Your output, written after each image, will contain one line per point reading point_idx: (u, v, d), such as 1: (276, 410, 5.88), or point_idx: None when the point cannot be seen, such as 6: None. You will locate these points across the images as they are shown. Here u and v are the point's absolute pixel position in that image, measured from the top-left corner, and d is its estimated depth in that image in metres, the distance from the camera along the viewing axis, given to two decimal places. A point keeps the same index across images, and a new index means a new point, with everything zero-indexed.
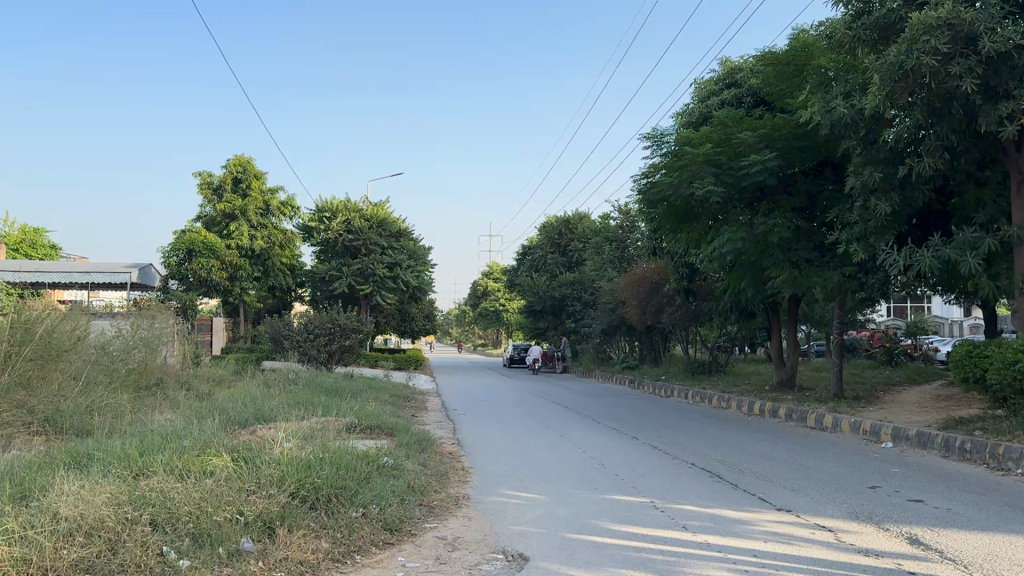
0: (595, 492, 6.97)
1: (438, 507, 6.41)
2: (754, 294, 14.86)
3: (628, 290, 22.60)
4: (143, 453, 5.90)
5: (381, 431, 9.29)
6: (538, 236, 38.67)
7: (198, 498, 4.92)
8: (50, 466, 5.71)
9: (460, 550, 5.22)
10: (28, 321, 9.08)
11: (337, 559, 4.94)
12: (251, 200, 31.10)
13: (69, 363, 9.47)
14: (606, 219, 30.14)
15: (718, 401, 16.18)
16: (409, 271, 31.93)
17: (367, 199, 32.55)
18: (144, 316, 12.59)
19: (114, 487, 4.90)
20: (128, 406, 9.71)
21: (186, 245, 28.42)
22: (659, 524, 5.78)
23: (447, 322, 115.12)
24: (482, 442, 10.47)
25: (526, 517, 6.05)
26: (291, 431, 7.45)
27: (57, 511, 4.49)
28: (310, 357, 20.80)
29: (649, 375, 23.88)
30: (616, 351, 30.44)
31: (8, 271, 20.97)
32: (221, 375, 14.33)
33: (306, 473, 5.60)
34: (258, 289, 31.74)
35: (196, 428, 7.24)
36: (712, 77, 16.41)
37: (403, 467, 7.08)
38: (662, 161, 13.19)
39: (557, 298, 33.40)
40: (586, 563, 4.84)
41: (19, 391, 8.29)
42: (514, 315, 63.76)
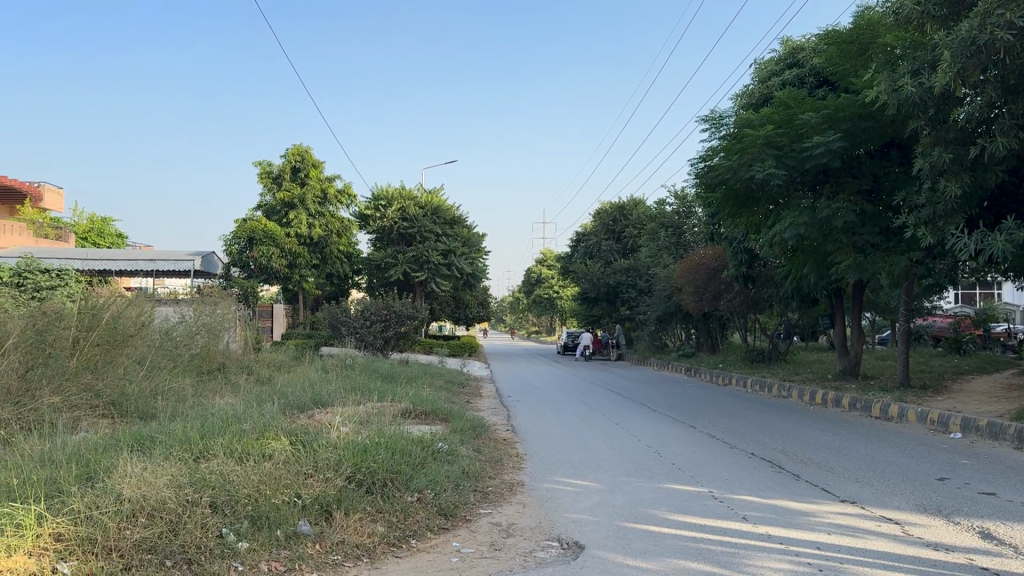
0: (651, 481, 6.87)
1: (492, 494, 6.41)
2: (817, 280, 14.47)
3: (684, 276, 22.29)
4: (204, 436, 6.02)
5: (435, 416, 9.34)
6: (593, 222, 38.40)
7: (257, 481, 4.99)
8: (115, 448, 5.85)
9: (515, 537, 5.19)
10: (94, 307, 9.37)
11: (393, 544, 4.96)
12: (310, 188, 31.65)
13: (134, 348, 9.73)
14: (661, 204, 29.74)
15: (777, 390, 15.87)
16: (464, 258, 32.00)
17: (422, 187, 32.76)
18: (206, 302, 12.85)
19: (175, 470, 4.99)
20: (190, 390, 9.93)
21: (248, 233, 28.81)
22: (718, 515, 5.66)
23: (502, 308, 115.31)
24: (537, 428, 10.45)
25: (581, 506, 6.00)
26: (348, 416, 7.51)
27: (121, 492, 4.60)
28: (367, 343, 21.07)
29: (705, 363, 23.52)
30: (672, 339, 30.13)
31: (78, 260, 21.70)
32: (280, 360, 14.59)
33: (363, 457, 5.63)
34: (316, 276, 32.26)
35: (256, 412, 7.37)
36: (773, 58, 16.03)
37: (457, 452, 7.09)
38: (720, 145, 12.95)
39: (612, 285, 33.13)
40: (642, 553, 4.76)
41: (86, 375, 8.52)
42: (569, 302, 63.53)
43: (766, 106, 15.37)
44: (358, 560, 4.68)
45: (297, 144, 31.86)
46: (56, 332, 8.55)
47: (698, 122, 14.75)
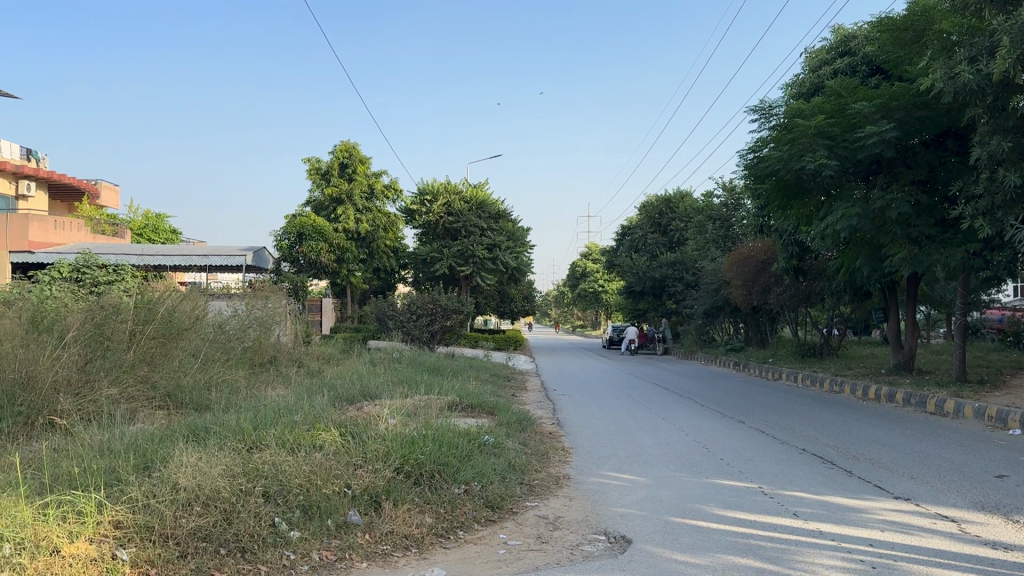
0: (699, 476, 6.82)
1: (539, 487, 6.42)
2: (871, 272, 14.19)
3: (733, 270, 22.01)
4: (257, 427, 6.14)
5: (481, 410, 9.38)
6: (638, 215, 38.14)
7: (308, 471, 5.06)
8: (171, 439, 6.00)
9: (561, 530, 5.20)
10: (150, 302, 9.63)
11: (441, 535, 5.01)
12: (357, 184, 32.04)
13: (189, 341, 9.96)
14: (709, 196, 29.41)
15: (829, 385, 15.61)
16: (509, 253, 32.02)
17: (467, 181, 32.91)
18: (258, 296, 13.08)
19: (229, 460, 5.10)
20: (243, 382, 10.12)
21: (297, 229, 29.06)
22: (768, 510, 5.61)
23: (546, 302, 115.19)
24: (584, 423, 10.43)
25: (627, 500, 5.98)
26: (396, 408, 7.59)
27: (177, 481, 4.71)
28: (413, 336, 21.26)
29: (754, 358, 23.21)
30: (720, 333, 29.85)
31: (135, 255, 22.28)
32: (330, 353, 14.79)
33: (411, 449, 5.68)
34: (363, 271, 32.60)
35: (307, 404, 7.48)
36: (823, 47, 15.73)
37: (503, 445, 7.12)
38: (770, 135, 12.77)
39: (658, 279, 32.90)
40: (690, 548, 4.74)
41: (143, 367, 8.73)
42: (613, 296, 63.22)
43: (817, 96, 15.12)
44: (407, 551, 4.74)
45: (344, 141, 32.27)
46: (113, 326, 8.81)
47: (746, 112, 14.56)
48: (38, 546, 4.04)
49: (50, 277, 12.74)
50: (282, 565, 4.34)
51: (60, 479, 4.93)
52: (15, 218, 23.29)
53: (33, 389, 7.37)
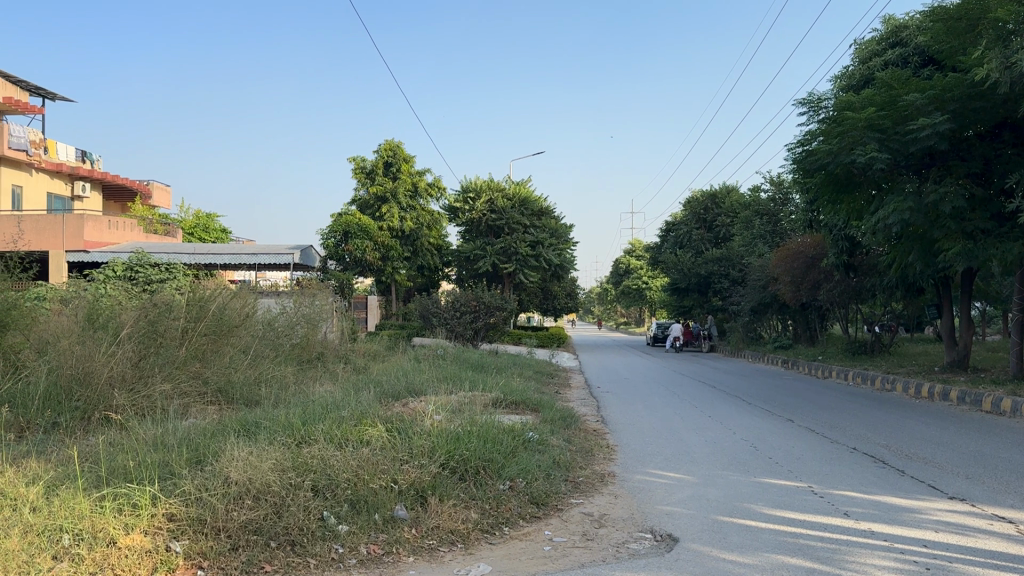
0: (748, 475, 6.74)
1: (584, 484, 6.41)
2: (924, 268, 13.85)
3: (781, 265, 21.69)
4: (305, 422, 6.24)
5: (525, 407, 9.39)
6: (683, 211, 37.74)
7: (356, 465, 5.12)
8: (222, 434, 6.11)
9: (607, 527, 5.19)
10: (202, 300, 9.85)
11: (486, 530, 5.03)
12: (402, 182, 32.32)
13: (239, 338, 10.16)
14: (756, 191, 29.00)
15: (881, 383, 15.29)
16: (552, 250, 31.89)
17: (509, 178, 32.95)
18: (304, 294, 13.25)
19: (279, 454, 5.18)
20: (291, 378, 10.28)
21: (343, 228, 29.30)
22: (818, 510, 5.51)
23: (589, 299, 114.66)
24: (628, 420, 10.38)
25: (674, 498, 5.93)
26: (441, 405, 7.62)
27: (228, 475, 4.79)
28: (457, 333, 21.36)
29: (803, 355, 22.82)
30: (767, 330, 29.41)
31: (186, 254, 22.78)
32: (375, 350, 14.93)
33: (456, 445, 5.70)
34: (408, 268, 32.82)
35: (354, 400, 7.57)
36: (874, 37, 15.37)
37: (547, 442, 7.13)
38: (819, 128, 12.55)
39: (703, 275, 32.54)
40: (739, 547, 4.69)
41: (195, 364, 8.92)
42: (658, 293, 62.83)
43: (867, 88, 14.83)
44: (453, 546, 4.77)
45: (389, 139, 32.55)
46: (166, 323, 9.01)
47: (794, 105, 14.31)
48: (96, 538, 4.17)
49: (104, 275, 13.07)
50: (330, 558, 4.42)
51: (116, 472, 5.07)
52: (70, 218, 23.79)
53: (90, 384, 7.59)
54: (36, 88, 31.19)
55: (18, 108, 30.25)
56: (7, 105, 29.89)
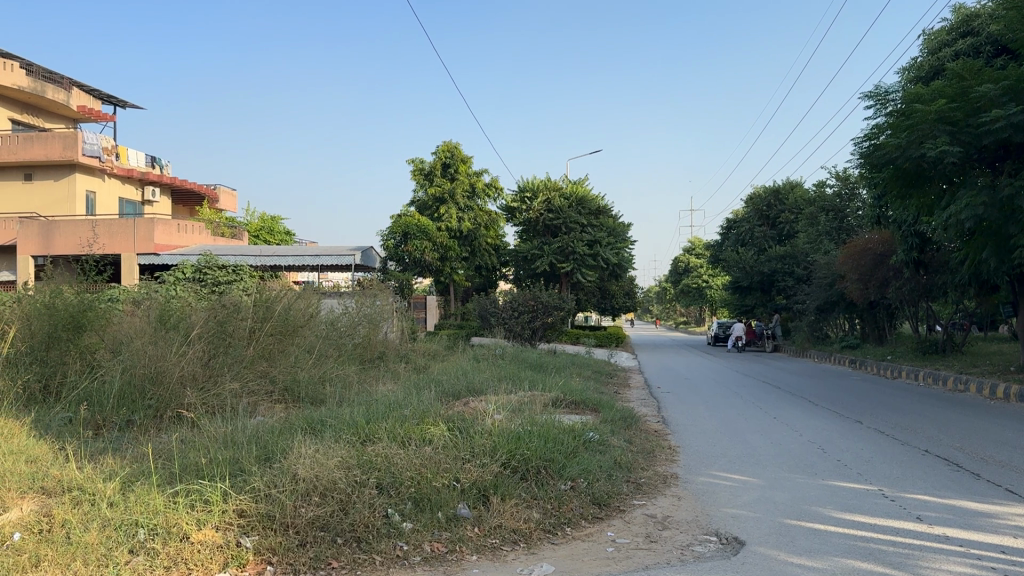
0: (816, 477, 6.60)
1: (646, 485, 6.36)
2: (1000, 265, 13.34)
3: (847, 263, 21.23)
4: (370, 421, 6.33)
5: (585, 407, 9.37)
6: (745, 209, 37.08)
7: (419, 464, 5.18)
8: (289, 431, 6.25)
9: (671, 530, 5.14)
10: (268, 301, 10.09)
11: (548, 530, 5.03)
12: (459, 183, 32.61)
13: (303, 338, 10.37)
14: (821, 187, 28.34)
15: (954, 383, 14.82)
16: (610, 249, 31.62)
17: (566, 177, 32.93)
18: (366, 294, 13.45)
19: (344, 453, 5.26)
20: (354, 377, 10.44)
21: (403, 228, 29.60)
22: (889, 514, 5.37)
23: (647, 299, 113.68)
24: (692, 421, 10.25)
25: (739, 501, 5.85)
26: (502, 404, 7.64)
27: (296, 472, 4.90)
28: (515, 333, 21.39)
29: (871, 355, 22.24)
30: (834, 330, 28.67)
31: (251, 257, 23.34)
32: (435, 350, 15.05)
33: (517, 444, 5.72)
34: (466, 268, 33.00)
35: (415, 399, 7.65)
36: (944, 27, 14.87)
37: (608, 442, 7.09)
38: (887, 121, 12.21)
39: (766, 273, 31.96)
40: (807, 551, 4.59)
41: (262, 363, 9.14)
42: (719, 291, 62.01)
43: (937, 79, 14.38)
44: (515, 545, 4.79)
45: (446, 141, 32.89)
46: (234, 323, 9.24)
47: (860, 98, 13.96)
48: (170, 533, 4.31)
49: (175, 278, 13.51)
50: (394, 555, 4.48)
51: (189, 469, 5.23)
52: (141, 221, 24.70)
53: (161, 383, 7.83)
54: (109, 97, 32.34)
55: (92, 116, 31.45)
56: (82, 114, 31.10)
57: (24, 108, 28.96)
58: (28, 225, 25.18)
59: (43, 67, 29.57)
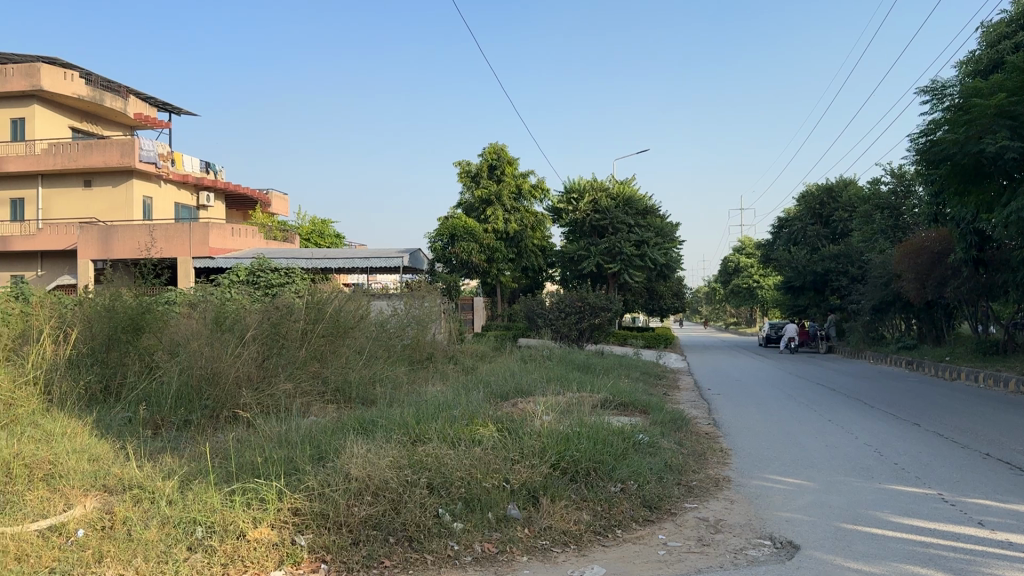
0: (872, 481, 6.46)
1: (697, 488, 6.30)
2: None
3: (904, 262, 20.77)
4: (420, 421, 6.39)
5: (634, 408, 9.32)
6: (797, 207, 36.39)
7: (469, 464, 5.22)
8: (342, 431, 6.33)
9: (724, 533, 5.08)
10: (319, 303, 10.26)
11: (599, 532, 5.01)
12: (506, 184, 32.70)
13: (354, 339, 10.51)
14: (876, 184, 27.66)
15: (1016, 384, 14.35)
16: (658, 249, 31.32)
17: (613, 177, 32.79)
18: (415, 296, 13.56)
19: (395, 452, 5.31)
20: (403, 377, 10.53)
21: (450, 231, 29.86)
22: (950, 519, 5.24)
23: (696, 299, 112.46)
24: (744, 423, 10.12)
25: (792, 505, 5.75)
26: (550, 405, 7.64)
27: (349, 471, 4.97)
28: (563, 334, 21.37)
29: (929, 356, 21.76)
30: (890, 330, 27.98)
31: (302, 260, 23.73)
32: (483, 351, 15.11)
33: (566, 446, 5.71)
34: (513, 270, 33.06)
35: (465, 400, 7.70)
36: (1003, 19, 14.40)
37: (658, 444, 7.04)
38: (944, 116, 11.89)
39: (819, 272, 31.40)
40: (864, 556, 4.51)
41: (314, 364, 9.29)
42: (771, 291, 60.97)
43: (996, 72, 13.96)
44: (566, 547, 4.78)
45: (493, 143, 33.00)
46: (288, 325, 9.42)
47: (916, 92, 13.61)
48: (227, 530, 4.40)
49: (229, 281, 13.79)
50: (446, 555, 4.51)
51: (245, 467, 5.35)
52: (196, 226, 25.14)
53: (218, 384, 8.02)
54: (164, 104, 33.17)
55: (148, 123, 32.30)
56: (138, 121, 31.96)
57: (84, 117, 29.91)
58: (87, 230, 25.93)
59: (101, 77, 30.44)
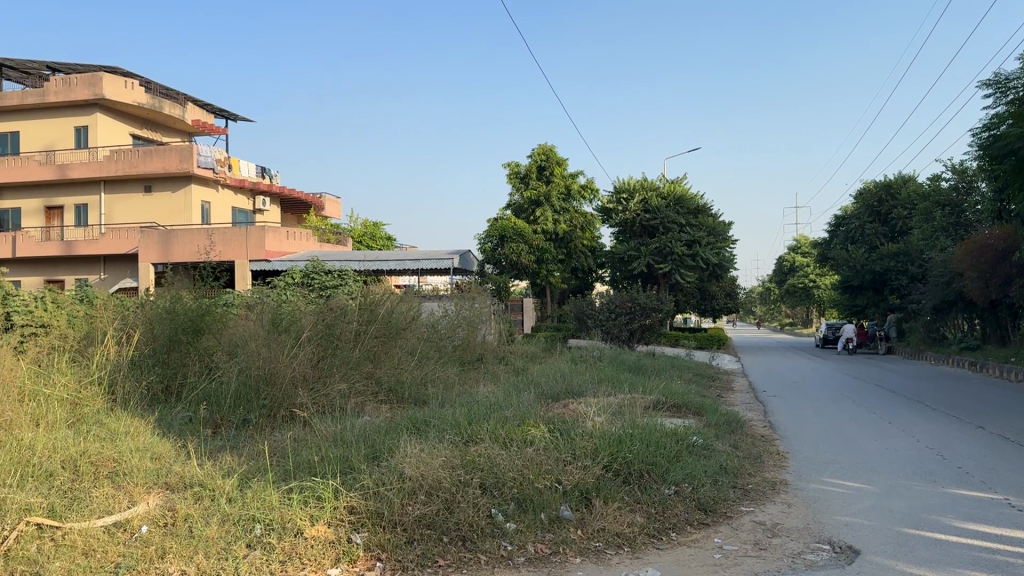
0: (934, 485, 6.30)
1: (753, 491, 6.22)
2: None
3: (965, 261, 20.19)
4: (473, 421, 6.43)
5: (688, 410, 9.22)
6: (854, 205, 35.57)
7: (522, 465, 5.24)
8: (395, 431, 6.40)
9: (781, 537, 5.01)
10: (372, 304, 10.40)
11: (653, 535, 4.98)
12: (555, 185, 32.66)
13: (406, 340, 10.62)
14: (936, 180, 26.87)
15: None
16: (710, 249, 30.95)
17: (663, 176, 32.54)
18: (465, 297, 13.66)
19: (449, 452, 5.35)
20: (455, 378, 10.60)
21: (499, 231, 29.72)
22: (1017, 524, 5.07)
23: (750, 299, 110.76)
24: (800, 425, 9.94)
25: (852, 508, 5.64)
26: (602, 407, 7.60)
27: (403, 471, 5.02)
28: (613, 335, 21.30)
29: (994, 356, 21.18)
30: (951, 330, 27.21)
31: (355, 262, 24.05)
32: (532, 351, 15.13)
33: (618, 447, 5.69)
34: (562, 271, 33.01)
35: (516, 400, 7.73)
36: None
37: (713, 446, 6.96)
38: (1008, 110, 11.51)
39: (878, 272, 30.72)
40: (928, 562, 4.40)
41: (367, 364, 9.41)
42: (828, 291, 59.69)
43: None
44: (620, 549, 4.75)
45: (542, 143, 33.00)
46: (342, 326, 9.57)
47: (979, 84, 13.20)
48: (285, 528, 4.49)
49: (284, 283, 14.07)
50: (499, 555, 4.53)
51: (302, 466, 5.45)
52: (254, 230, 25.67)
53: (275, 384, 8.18)
54: (221, 111, 33.94)
55: (205, 129, 33.07)
56: (196, 128, 32.76)
57: (143, 124, 30.79)
58: (148, 234, 26.66)
59: (160, 85, 31.27)
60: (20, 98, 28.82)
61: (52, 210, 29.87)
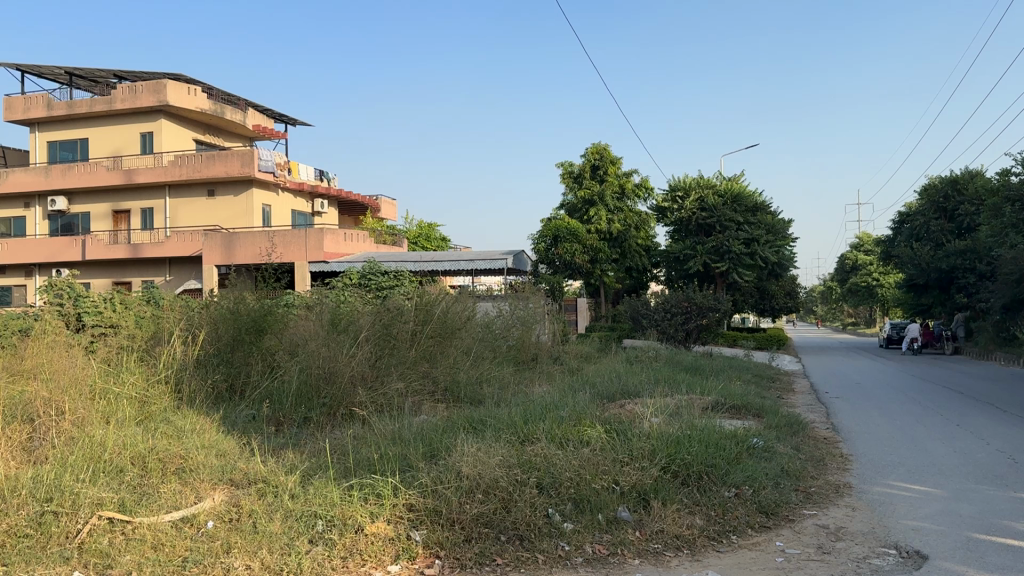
0: (1006, 489, 6.09)
1: (816, 494, 6.09)
2: None
3: None
4: (529, 421, 6.46)
5: (747, 411, 9.09)
6: (919, 201, 34.59)
7: (578, 465, 5.23)
8: (452, 430, 6.45)
9: (845, 541, 4.91)
10: (428, 304, 10.50)
11: (712, 538, 4.93)
12: (608, 184, 32.60)
13: (461, 340, 10.69)
14: (1006, 175, 25.94)
15: None
16: (768, 247, 30.32)
17: (720, 173, 32.14)
18: (520, 297, 13.72)
19: (505, 452, 5.38)
20: (510, 378, 10.63)
21: (552, 231, 29.50)
22: None
23: (811, 299, 108.47)
24: (864, 427, 9.70)
25: (919, 513, 5.49)
26: (659, 407, 7.55)
27: (460, 469, 5.05)
28: (669, 335, 21.08)
29: None
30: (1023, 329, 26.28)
31: (411, 262, 24.30)
32: (588, 351, 15.09)
33: (677, 448, 5.65)
34: (617, 270, 32.81)
35: (572, 400, 7.73)
36: None
37: (774, 448, 6.85)
38: None
39: (945, 269, 29.83)
40: (1000, 569, 4.26)
41: (423, 364, 9.50)
42: (893, 290, 58.12)
43: None
44: (678, 551, 4.72)
45: (595, 143, 32.96)
46: (399, 326, 9.69)
47: None
48: (345, 524, 4.57)
49: (343, 284, 14.31)
50: (557, 555, 4.54)
51: (361, 464, 5.53)
52: (312, 233, 26.13)
53: (335, 382, 8.33)
54: (280, 115, 34.65)
55: (265, 134, 33.80)
56: (256, 132, 33.50)
57: (205, 130, 31.64)
58: (211, 236, 27.37)
59: (222, 91, 32.05)
60: (89, 106, 29.83)
61: (119, 214, 30.89)
